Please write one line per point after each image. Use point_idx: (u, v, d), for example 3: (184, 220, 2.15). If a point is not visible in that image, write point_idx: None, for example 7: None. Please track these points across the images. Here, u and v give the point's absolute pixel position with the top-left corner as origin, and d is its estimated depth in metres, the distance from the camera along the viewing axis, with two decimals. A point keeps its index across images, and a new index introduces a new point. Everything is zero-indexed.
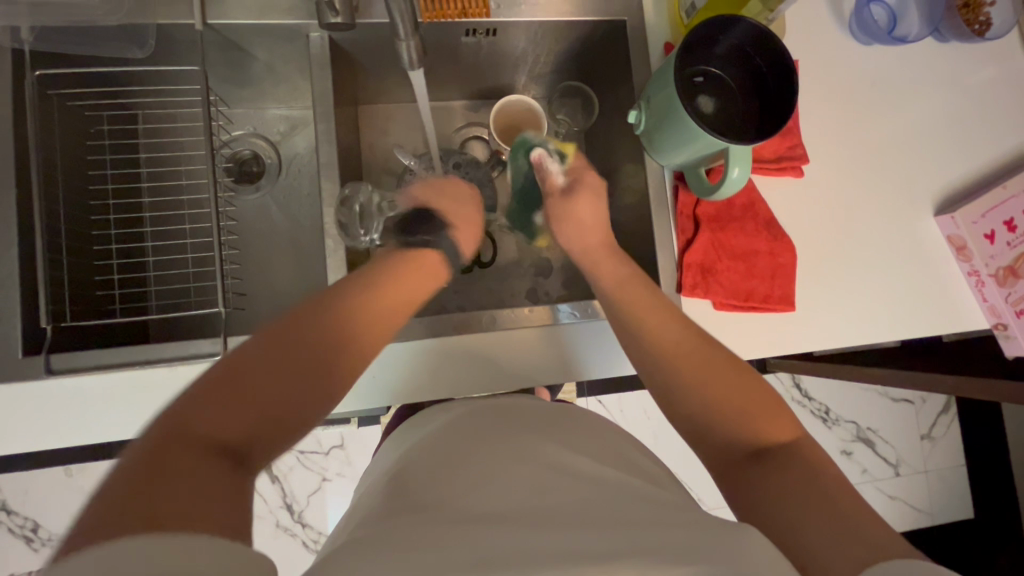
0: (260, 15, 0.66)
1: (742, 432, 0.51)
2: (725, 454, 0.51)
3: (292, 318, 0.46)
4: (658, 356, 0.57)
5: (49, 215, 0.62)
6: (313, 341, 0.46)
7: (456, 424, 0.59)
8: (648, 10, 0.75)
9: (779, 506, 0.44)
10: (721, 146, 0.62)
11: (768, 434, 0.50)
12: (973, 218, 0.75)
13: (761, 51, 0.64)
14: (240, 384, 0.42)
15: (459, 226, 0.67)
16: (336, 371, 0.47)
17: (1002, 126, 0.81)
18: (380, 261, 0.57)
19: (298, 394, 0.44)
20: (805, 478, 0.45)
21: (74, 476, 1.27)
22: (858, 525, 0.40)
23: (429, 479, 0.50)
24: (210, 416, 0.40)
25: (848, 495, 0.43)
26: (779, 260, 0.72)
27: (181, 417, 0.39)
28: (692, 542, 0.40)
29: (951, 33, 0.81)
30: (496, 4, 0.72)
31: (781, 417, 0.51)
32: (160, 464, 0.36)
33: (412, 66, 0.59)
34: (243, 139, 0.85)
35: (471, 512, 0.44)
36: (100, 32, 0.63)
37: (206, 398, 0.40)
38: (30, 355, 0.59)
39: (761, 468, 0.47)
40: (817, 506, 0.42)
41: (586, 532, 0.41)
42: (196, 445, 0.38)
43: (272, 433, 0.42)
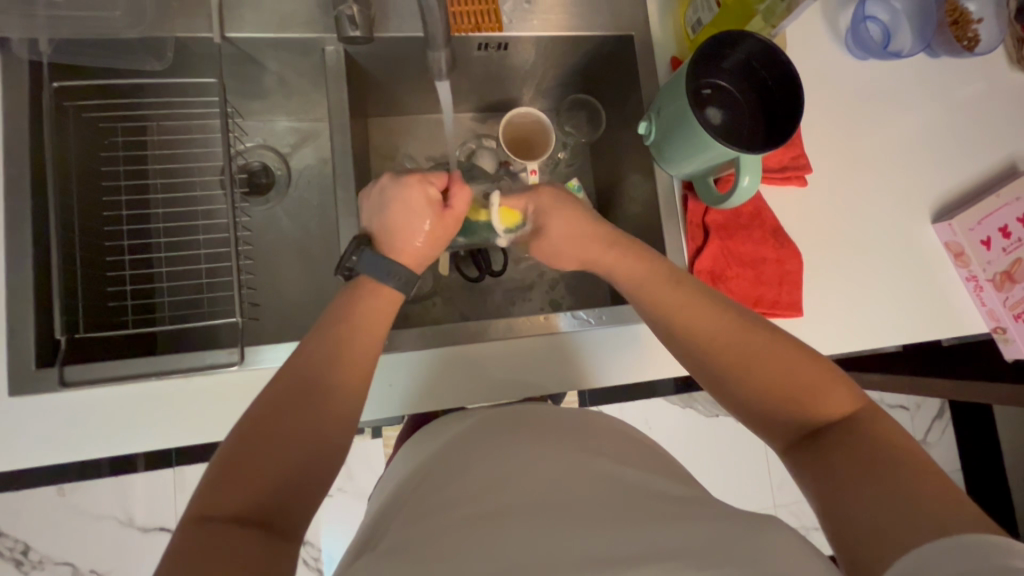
0: (277, 29, 0.67)
1: (795, 411, 0.49)
2: (781, 434, 0.50)
3: (277, 387, 0.49)
4: (691, 345, 0.54)
5: (65, 227, 0.62)
6: (296, 402, 0.48)
7: (480, 427, 0.60)
8: (654, 26, 0.78)
9: (824, 487, 0.43)
10: (732, 155, 0.64)
11: (824, 410, 0.48)
12: (969, 226, 0.78)
13: (767, 65, 0.66)
14: (245, 462, 0.45)
15: (408, 249, 0.60)
16: (326, 420, 0.49)
17: (993, 138, 0.84)
18: (332, 303, 0.56)
19: (299, 454, 0.47)
20: (859, 455, 0.43)
21: (67, 495, 1.24)
22: (907, 504, 0.39)
23: (452, 479, 0.51)
24: (227, 494, 0.43)
25: (904, 473, 0.41)
26: (786, 267, 0.74)
27: (198, 508, 0.42)
28: (720, 535, 0.41)
29: (942, 49, 0.84)
30: (508, 19, 0.74)
31: (835, 389, 0.49)
32: (191, 553, 0.39)
33: (441, 78, 0.60)
34: (252, 151, 0.86)
35: (493, 509, 0.45)
36: (117, 45, 0.64)
37: (215, 484, 0.43)
38: (44, 367, 0.58)
39: (810, 452, 0.46)
40: (868, 486, 0.41)
41: (615, 529, 0.42)
42: (225, 522, 0.41)
43: (290, 494, 0.45)
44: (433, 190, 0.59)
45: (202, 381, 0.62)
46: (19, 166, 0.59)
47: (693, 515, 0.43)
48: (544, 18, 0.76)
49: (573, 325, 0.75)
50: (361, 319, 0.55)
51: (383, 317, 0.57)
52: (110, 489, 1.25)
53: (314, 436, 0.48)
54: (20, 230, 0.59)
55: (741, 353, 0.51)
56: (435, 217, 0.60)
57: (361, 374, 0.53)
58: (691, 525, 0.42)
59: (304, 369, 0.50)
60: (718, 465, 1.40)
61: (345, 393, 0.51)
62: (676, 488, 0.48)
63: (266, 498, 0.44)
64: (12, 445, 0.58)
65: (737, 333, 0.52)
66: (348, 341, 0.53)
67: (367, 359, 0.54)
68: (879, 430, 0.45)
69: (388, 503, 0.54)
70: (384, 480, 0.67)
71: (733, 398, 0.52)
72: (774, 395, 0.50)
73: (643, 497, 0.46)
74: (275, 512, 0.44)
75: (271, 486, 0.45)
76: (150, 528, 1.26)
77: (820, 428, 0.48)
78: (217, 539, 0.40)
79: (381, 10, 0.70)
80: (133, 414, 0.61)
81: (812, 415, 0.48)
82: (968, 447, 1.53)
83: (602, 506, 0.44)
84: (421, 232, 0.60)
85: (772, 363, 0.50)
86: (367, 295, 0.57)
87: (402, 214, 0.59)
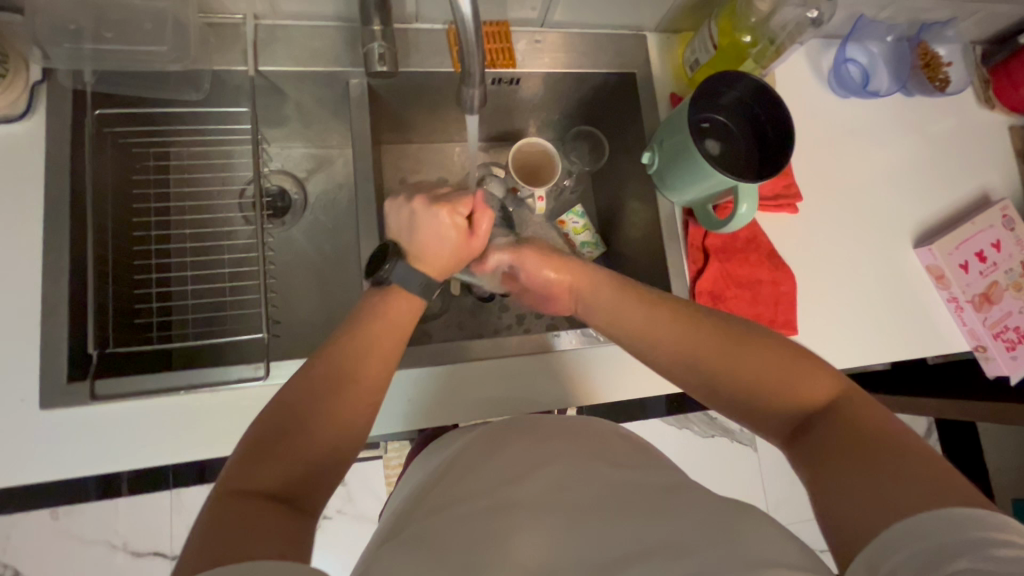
0: (307, 63, 0.72)
1: (784, 404, 0.52)
2: (775, 425, 0.52)
3: (302, 377, 0.52)
4: (676, 363, 0.57)
5: (99, 245, 0.65)
6: (328, 391, 0.51)
7: (491, 427, 0.62)
8: (654, 65, 0.85)
9: (823, 474, 0.46)
10: (730, 184, 0.68)
11: (811, 398, 0.51)
12: (948, 250, 0.83)
13: (761, 103, 0.72)
14: (271, 443, 0.47)
15: (433, 268, 0.64)
16: (355, 409, 0.52)
17: (967, 169, 0.91)
18: (361, 306, 0.59)
19: (327, 440, 0.49)
20: (852, 441, 0.46)
21: (61, 518, 1.21)
22: (898, 486, 0.42)
23: (468, 475, 0.54)
24: (251, 471, 0.45)
25: (892, 456, 0.44)
26: (781, 289, 0.79)
27: (227, 483, 0.44)
28: (726, 523, 0.44)
29: (916, 89, 0.92)
30: (520, 56, 0.80)
31: (817, 377, 0.52)
32: (218, 519, 0.41)
33: (471, 111, 0.65)
34: (271, 176, 0.88)
35: (509, 501, 0.48)
36: (156, 76, 0.68)
37: (248, 460, 0.46)
38: (75, 382, 0.61)
39: (805, 442, 0.49)
40: (862, 472, 0.44)
41: (631, 519, 0.45)
42: (251, 495, 0.43)
43: (311, 477, 0.48)
44: (460, 217, 0.63)
45: (228, 395, 0.65)
46: (60, 187, 0.63)
47: (700, 505, 0.47)
48: (553, 57, 0.81)
49: (580, 344, 0.79)
50: (389, 319, 0.58)
51: (407, 317, 0.59)
52: (103, 513, 1.23)
53: (342, 424, 0.51)
54: (59, 246, 0.62)
55: (723, 355, 0.54)
56: (461, 242, 0.64)
57: (389, 369, 0.55)
58: (696, 511, 0.46)
59: (331, 362, 0.53)
60: (714, 486, 1.42)
61: (373, 383, 0.54)
62: (686, 485, 0.52)
63: (286, 479, 0.46)
64: (39, 456, 0.60)
65: (717, 338, 0.55)
66: (378, 337, 0.56)
67: (396, 354, 0.56)
68: (864, 413, 0.48)
69: (406, 504, 0.56)
70: (399, 491, 0.68)
71: (722, 398, 0.55)
72: (760, 394, 0.52)
73: (654, 492, 0.49)
74: (296, 492, 0.47)
75: (295, 468, 0.47)
76: (142, 553, 1.24)
77: (809, 417, 0.51)
78: (250, 511, 0.42)
79: (403, 48, 0.75)
80: (159, 426, 0.63)
81: (800, 406, 0.51)
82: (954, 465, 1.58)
83: (617, 501, 0.48)
84: (447, 251, 0.64)
85: (755, 362, 0.53)
86: (394, 299, 0.59)
87: (430, 237, 0.63)
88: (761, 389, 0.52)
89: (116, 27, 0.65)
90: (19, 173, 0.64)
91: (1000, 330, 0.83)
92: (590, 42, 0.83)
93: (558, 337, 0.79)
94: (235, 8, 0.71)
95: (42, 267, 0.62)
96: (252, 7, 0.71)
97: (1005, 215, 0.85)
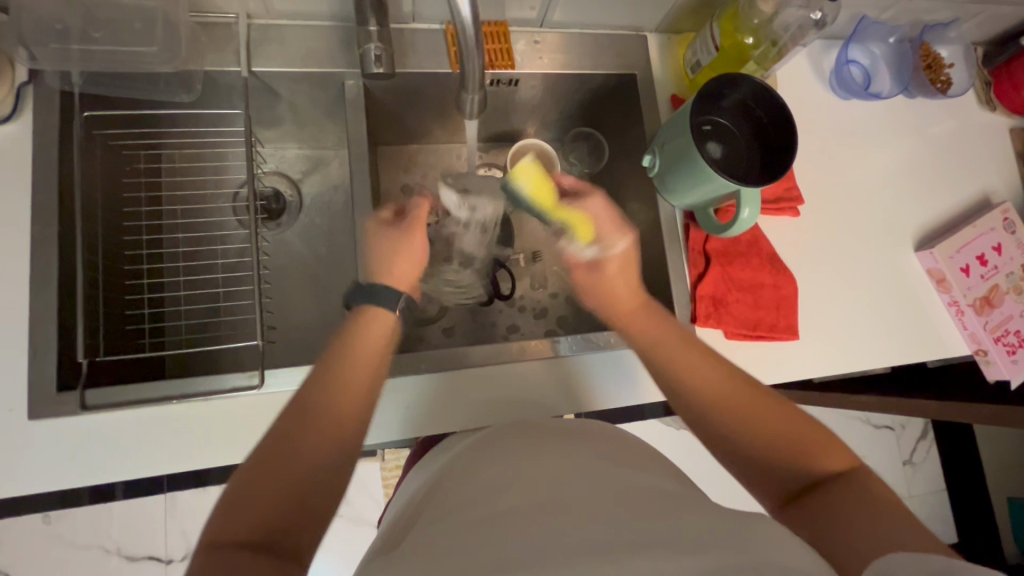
0: (302, 63, 0.71)
1: (793, 466, 0.52)
2: (781, 485, 0.52)
3: (291, 411, 0.51)
4: (699, 402, 0.57)
5: (89, 251, 0.64)
6: (308, 424, 0.51)
7: (482, 438, 0.61)
8: (654, 66, 0.83)
9: (826, 524, 0.47)
10: (733, 188, 0.68)
11: (822, 465, 0.52)
12: (949, 254, 0.83)
13: (763, 104, 0.71)
14: (254, 487, 0.46)
15: (391, 274, 0.64)
16: (337, 433, 0.51)
17: (967, 172, 0.90)
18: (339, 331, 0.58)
19: (303, 476, 0.48)
20: (858, 499, 0.47)
21: (52, 523, 1.20)
22: (898, 528, 0.43)
23: (463, 486, 0.53)
24: (237, 518, 0.45)
25: (894, 510, 0.46)
26: (782, 292, 0.78)
27: (217, 532, 0.44)
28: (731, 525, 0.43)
29: (918, 91, 0.90)
30: (519, 57, 0.79)
31: (831, 446, 0.52)
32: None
33: (471, 115, 0.64)
34: (265, 178, 0.87)
35: (506, 506, 0.47)
36: (145, 76, 0.67)
37: (234, 506, 0.45)
38: (64, 391, 0.59)
39: (809, 500, 0.50)
40: (865, 520, 0.45)
41: (631, 520, 0.44)
42: (236, 546, 0.43)
43: (300, 517, 0.47)
44: (383, 217, 0.68)
45: (221, 404, 0.63)
46: (47, 188, 0.61)
47: (702, 507, 0.46)
48: (553, 58, 0.80)
49: (576, 350, 0.78)
50: (361, 346, 0.57)
51: (380, 335, 0.59)
52: (96, 517, 1.22)
53: (318, 458, 0.49)
54: (47, 249, 0.60)
55: (745, 405, 0.55)
56: (409, 240, 0.65)
57: (362, 391, 0.55)
58: (695, 514, 0.45)
59: (311, 394, 0.52)
60: (712, 488, 1.41)
61: (349, 414, 0.53)
62: (689, 491, 0.51)
63: (274, 522, 0.45)
64: (26, 467, 0.59)
65: (744, 387, 0.57)
66: (351, 363, 0.55)
67: (369, 380, 0.56)
68: (872, 485, 0.49)
69: (400, 518, 0.55)
70: (396, 500, 0.67)
71: (737, 452, 0.54)
72: (777, 451, 0.53)
73: (656, 496, 0.48)
74: (286, 532, 0.45)
75: (281, 510, 0.46)
76: (137, 557, 1.23)
77: (816, 483, 0.51)
78: (231, 559, 0.42)
79: (399, 49, 0.74)
80: (152, 434, 0.62)
81: (811, 471, 0.51)
82: (949, 464, 1.60)
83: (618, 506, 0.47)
84: (400, 256, 0.65)
85: (772, 417, 0.54)
86: (365, 319, 0.60)
87: (374, 247, 0.66)
88: (773, 448, 0.53)
89: (104, 27, 0.64)
90: (4, 177, 0.62)
91: (1001, 334, 0.84)
92: (589, 43, 0.82)
93: (558, 342, 0.78)
94: (227, 7, 0.69)
95: (29, 271, 0.60)
96: (244, 6, 0.69)
97: (1006, 218, 0.86)
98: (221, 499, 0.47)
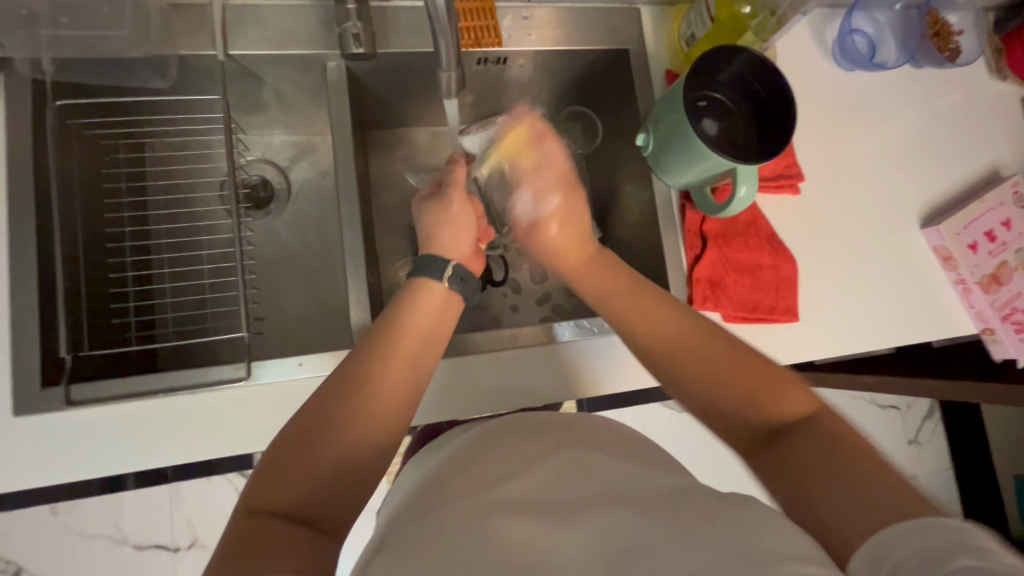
0: (281, 45, 0.69)
1: (754, 414, 0.51)
2: (747, 433, 0.51)
3: (334, 383, 0.52)
4: (661, 357, 0.57)
5: (69, 244, 0.63)
6: (356, 399, 0.51)
7: (481, 430, 0.60)
8: (649, 40, 0.80)
9: (798, 484, 0.46)
10: (728, 166, 0.65)
11: (786, 410, 0.50)
12: (956, 230, 0.80)
13: (761, 77, 0.68)
14: (292, 459, 0.47)
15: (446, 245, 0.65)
16: (380, 413, 0.52)
17: (976, 144, 0.87)
18: (389, 308, 0.59)
19: (341, 450, 0.49)
20: (825, 448, 0.46)
21: (60, 513, 1.21)
22: (878, 489, 0.41)
23: (459, 477, 0.52)
24: (273, 487, 0.46)
25: (869, 465, 0.43)
26: (782, 273, 0.76)
27: (248, 502, 0.45)
28: (720, 515, 0.42)
29: (925, 60, 0.87)
30: (507, 34, 0.76)
31: (794, 390, 0.51)
32: (241, 540, 0.42)
33: (450, 94, 0.62)
34: (251, 166, 0.85)
35: (497, 501, 0.46)
36: (119, 62, 0.65)
37: (267, 477, 0.46)
38: (50, 387, 0.59)
39: (777, 451, 0.48)
40: (836, 477, 0.44)
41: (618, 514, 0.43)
42: (276, 516, 0.44)
43: (336, 492, 0.48)
44: (427, 193, 0.71)
45: (208, 398, 0.63)
46: (22, 182, 0.60)
47: (698, 501, 0.45)
48: (542, 34, 0.77)
49: (571, 337, 0.76)
50: (409, 322, 0.58)
51: (429, 314, 0.59)
52: (103, 507, 1.23)
53: (359, 435, 0.50)
54: (25, 245, 0.59)
55: (698, 352, 0.55)
56: (458, 210, 0.68)
57: (411, 371, 0.55)
58: (686, 506, 0.44)
59: (355, 368, 0.53)
60: (716, 468, 1.41)
61: (396, 399, 0.53)
62: (682, 481, 0.49)
63: (312, 494, 0.47)
64: (16, 463, 0.58)
65: (698, 330, 0.56)
66: (400, 343, 0.56)
67: (419, 359, 0.56)
68: (835, 429, 0.47)
69: (395, 513, 0.54)
70: (394, 493, 0.67)
71: (701, 406, 0.54)
72: (735, 400, 0.52)
73: (645, 487, 0.47)
74: (321, 508, 0.47)
75: (319, 483, 0.47)
76: (144, 546, 1.24)
77: (779, 429, 0.50)
78: (270, 527, 0.43)
79: (381, 27, 0.71)
80: (141, 430, 0.61)
81: (773, 417, 0.50)
82: (955, 443, 1.59)
83: (607, 497, 0.46)
84: (451, 228, 0.67)
85: (726, 360, 0.53)
86: (419, 296, 0.60)
87: (431, 222, 0.67)
88: (735, 394, 0.52)
89: (73, 10, 0.62)
90: None
91: (1009, 312, 0.82)
92: (579, 17, 0.79)
93: (554, 329, 0.76)
94: None
95: (8, 266, 0.59)
96: None
97: (1016, 191, 0.83)
98: (253, 471, 0.48)
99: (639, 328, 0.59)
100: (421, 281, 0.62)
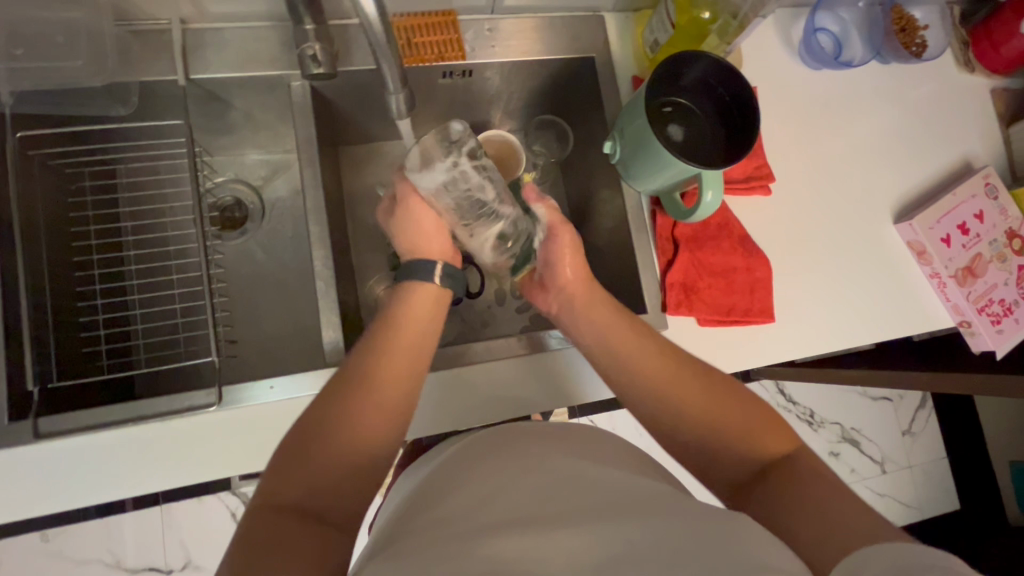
0: (244, 67, 0.68)
1: (733, 451, 0.52)
2: (728, 471, 0.52)
3: (339, 379, 0.52)
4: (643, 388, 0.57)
5: (34, 275, 0.62)
6: (365, 392, 0.51)
7: (457, 451, 0.59)
8: (613, 47, 0.80)
9: (774, 514, 0.47)
10: (694, 172, 0.65)
11: (767, 449, 0.52)
12: (929, 224, 0.80)
13: (723, 81, 0.68)
14: (302, 454, 0.47)
15: (420, 249, 0.63)
16: (388, 408, 0.52)
17: (947, 137, 0.87)
18: (386, 306, 0.59)
19: (353, 443, 0.49)
20: (797, 485, 0.47)
21: (51, 539, 1.21)
22: (847, 517, 0.43)
23: (429, 498, 0.51)
24: (287, 483, 0.46)
25: (838, 496, 0.45)
26: (756, 275, 0.76)
27: (263, 497, 0.45)
28: (687, 528, 0.42)
29: (892, 56, 0.87)
30: (471, 46, 0.76)
31: (772, 430, 0.53)
32: (257, 535, 0.42)
33: (400, 117, 0.63)
34: (223, 186, 0.85)
35: (474, 522, 0.45)
36: (79, 90, 0.65)
37: (280, 474, 0.46)
38: (16, 421, 0.59)
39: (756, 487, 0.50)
40: (807, 509, 0.45)
41: (584, 532, 0.42)
42: (292, 511, 0.45)
43: (354, 485, 0.49)
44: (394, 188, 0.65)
45: (180, 424, 0.62)
46: None
47: (667, 512, 0.44)
48: (506, 45, 0.77)
49: (546, 346, 0.76)
50: (407, 319, 0.58)
51: (426, 310, 0.60)
52: (96, 532, 1.22)
53: (369, 427, 0.50)
54: None
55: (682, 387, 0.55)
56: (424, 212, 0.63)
57: (416, 367, 0.56)
58: (655, 520, 0.43)
59: (360, 364, 0.53)
60: None
61: (403, 392, 0.53)
62: (654, 490, 0.49)
63: (329, 487, 0.47)
64: None
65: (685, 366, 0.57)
66: (401, 341, 0.56)
67: (423, 355, 0.57)
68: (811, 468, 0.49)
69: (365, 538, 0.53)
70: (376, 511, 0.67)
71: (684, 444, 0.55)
72: (717, 439, 0.53)
73: (615, 499, 0.47)
74: (339, 500, 0.48)
75: (335, 474, 0.48)
76: (138, 569, 1.23)
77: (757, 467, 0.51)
78: (288, 524, 0.43)
79: (343, 45, 0.71)
80: (114, 459, 0.61)
81: (753, 454, 0.52)
82: (949, 432, 1.59)
83: (576, 512, 0.45)
84: (422, 231, 0.64)
85: (710, 397, 0.54)
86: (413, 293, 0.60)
87: (400, 225, 0.64)
88: (701, 432, 0.53)
89: (27, 42, 0.61)
90: None
91: (985, 304, 0.81)
92: (543, 26, 0.78)
93: (529, 339, 0.75)
94: (160, 13, 0.67)
95: None
96: (178, 11, 0.67)
97: (987, 183, 0.83)
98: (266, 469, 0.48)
99: (625, 365, 0.59)
100: (405, 289, 0.61)
